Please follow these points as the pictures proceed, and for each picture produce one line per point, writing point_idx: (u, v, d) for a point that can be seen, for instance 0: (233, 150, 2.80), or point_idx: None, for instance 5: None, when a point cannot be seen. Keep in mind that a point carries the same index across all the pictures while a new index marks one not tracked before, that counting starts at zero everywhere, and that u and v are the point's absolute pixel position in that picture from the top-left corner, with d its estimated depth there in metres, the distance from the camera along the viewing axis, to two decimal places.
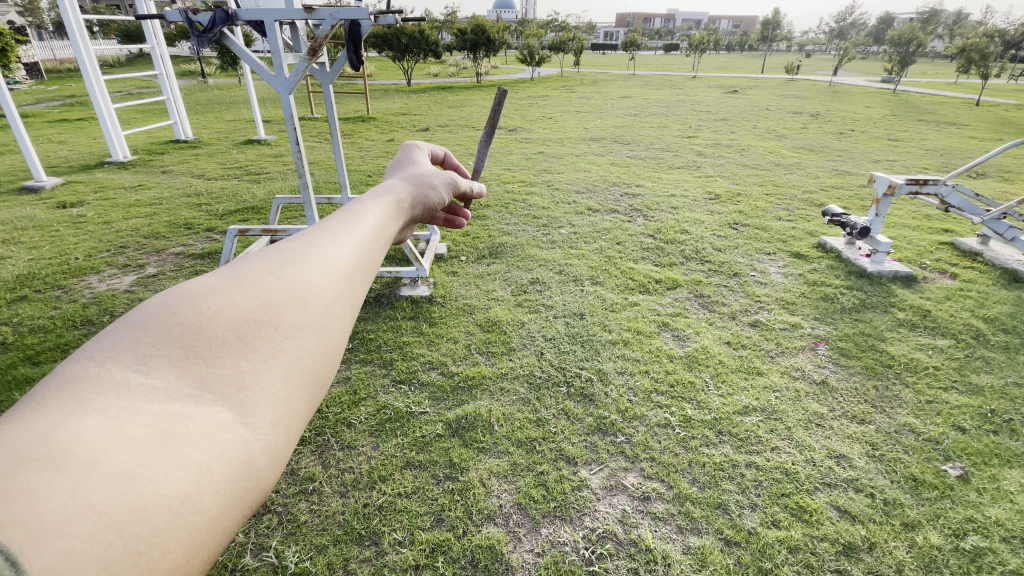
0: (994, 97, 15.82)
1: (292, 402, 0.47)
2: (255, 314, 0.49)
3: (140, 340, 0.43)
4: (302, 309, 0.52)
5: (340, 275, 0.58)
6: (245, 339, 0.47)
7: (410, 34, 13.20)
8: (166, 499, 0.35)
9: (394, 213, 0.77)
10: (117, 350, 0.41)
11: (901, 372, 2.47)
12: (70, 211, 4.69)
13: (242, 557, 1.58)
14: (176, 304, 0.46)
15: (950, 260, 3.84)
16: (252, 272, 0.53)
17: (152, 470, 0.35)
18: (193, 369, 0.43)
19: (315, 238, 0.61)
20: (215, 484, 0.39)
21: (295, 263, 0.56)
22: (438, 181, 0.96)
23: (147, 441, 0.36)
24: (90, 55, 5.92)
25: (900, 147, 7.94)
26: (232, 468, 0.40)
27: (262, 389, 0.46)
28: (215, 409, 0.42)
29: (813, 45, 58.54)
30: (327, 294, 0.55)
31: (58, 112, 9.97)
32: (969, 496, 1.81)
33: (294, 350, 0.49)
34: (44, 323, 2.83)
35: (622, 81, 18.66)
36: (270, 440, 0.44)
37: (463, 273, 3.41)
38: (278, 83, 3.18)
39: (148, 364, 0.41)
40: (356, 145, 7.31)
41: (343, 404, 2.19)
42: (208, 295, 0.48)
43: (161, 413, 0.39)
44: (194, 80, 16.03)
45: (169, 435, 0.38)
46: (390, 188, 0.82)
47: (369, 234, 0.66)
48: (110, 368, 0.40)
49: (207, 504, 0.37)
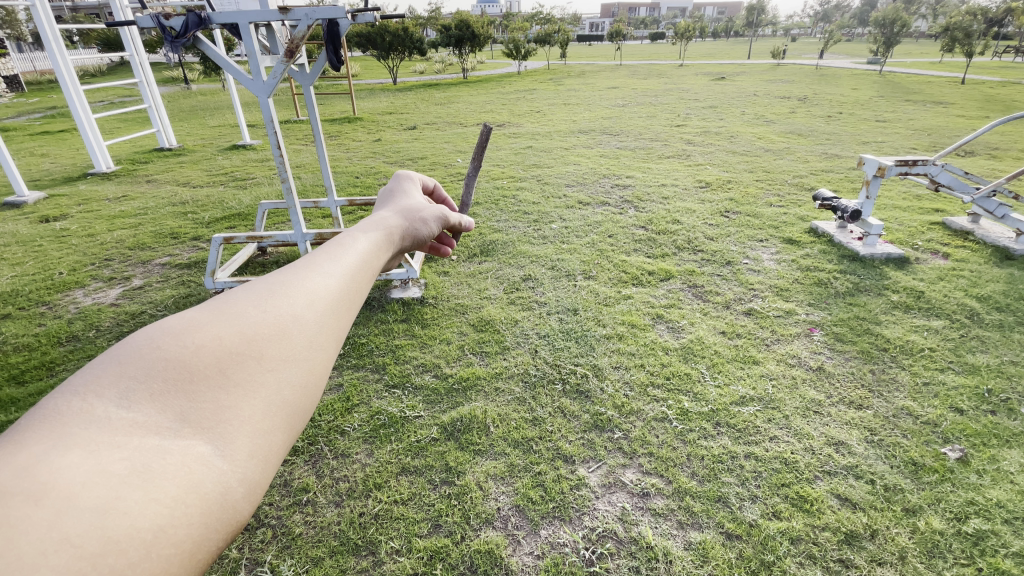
0: (978, 73, 15.85)
1: (271, 434, 0.44)
2: (239, 348, 0.46)
3: (124, 373, 0.40)
4: (287, 341, 0.49)
5: (325, 307, 0.55)
6: (227, 372, 0.44)
7: (394, 32, 13.09)
8: (141, 531, 0.32)
9: (384, 244, 0.73)
10: (100, 383, 0.39)
11: (897, 355, 2.46)
12: (52, 225, 4.62)
13: (236, 573, 1.55)
14: (161, 336, 0.43)
15: (942, 240, 3.83)
16: (237, 304, 0.50)
17: (128, 503, 0.32)
18: (175, 403, 0.40)
19: (302, 270, 0.58)
20: (191, 517, 0.36)
21: (279, 296, 0.53)
22: (429, 215, 0.92)
23: (124, 475, 0.34)
24: (67, 65, 5.81)
25: (888, 128, 7.97)
26: (208, 501, 0.38)
27: (240, 423, 0.43)
28: (193, 443, 0.39)
29: (799, 28, 58.35)
30: (312, 326, 0.52)
31: (40, 125, 9.84)
32: (969, 478, 1.80)
33: (274, 383, 0.46)
34: (29, 341, 2.78)
35: (609, 71, 18.61)
36: (248, 473, 0.41)
37: (454, 272, 3.37)
38: (256, 87, 3.11)
39: (130, 399, 0.39)
40: (343, 146, 7.24)
41: (336, 411, 2.16)
42: (193, 328, 0.45)
43: (140, 447, 0.36)
44: (176, 87, 15.83)
45: (146, 468, 0.35)
46: (379, 221, 0.78)
47: (357, 268, 0.62)
48: (91, 401, 0.37)
49: (181, 536, 0.35)
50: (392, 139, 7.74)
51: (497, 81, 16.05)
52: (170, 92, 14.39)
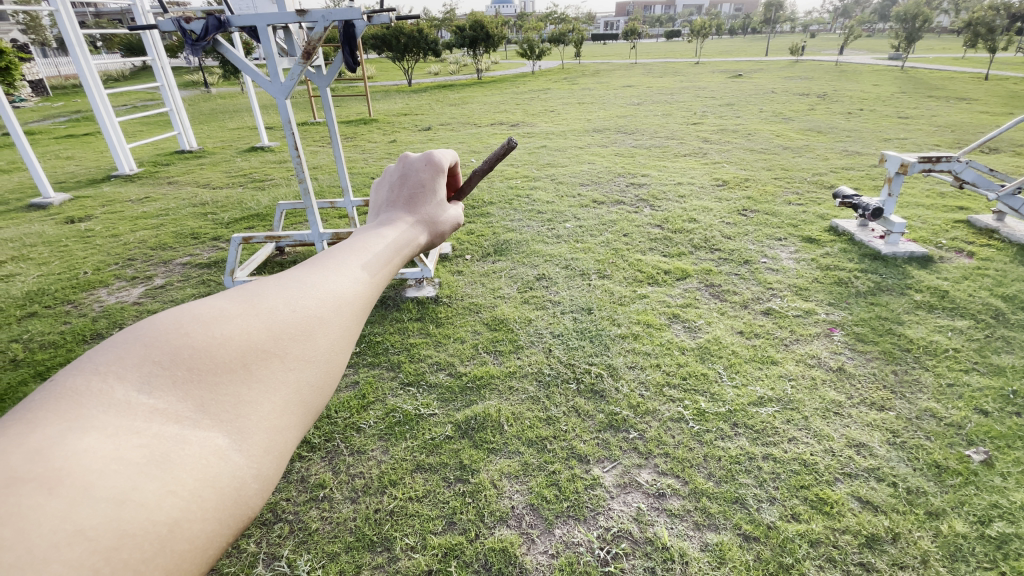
0: (1003, 69, 15.31)
1: (287, 430, 0.45)
2: (264, 344, 0.47)
3: (149, 358, 0.41)
4: (310, 342, 0.50)
5: (350, 312, 0.57)
6: (250, 367, 0.45)
7: (409, 33, 13.17)
8: (157, 524, 0.32)
9: (402, 250, 0.75)
10: (123, 366, 0.39)
11: (920, 355, 2.40)
12: (78, 226, 4.73)
13: (254, 567, 1.57)
14: (188, 323, 0.44)
15: (966, 238, 3.74)
16: (265, 300, 0.51)
17: (144, 495, 0.33)
18: (194, 393, 0.41)
19: (332, 273, 0.60)
20: (205, 511, 0.36)
21: (306, 294, 0.55)
22: (448, 228, 0.96)
23: (141, 464, 0.34)
24: (92, 70, 5.94)
25: (910, 125, 7.79)
26: (223, 495, 0.38)
27: (260, 419, 0.43)
28: (213, 434, 0.39)
29: (818, 24, 58.35)
30: (336, 329, 0.54)
31: (66, 129, 10.10)
32: (995, 481, 1.75)
33: (295, 382, 0.47)
34: (55, 339, 2.85)
35: (624, 70, 18.46)
36: (262, 468, 0.42)
37: (468, 271, 3.38)
38: (274, 89, 3.15)
39: (152, 384, 0.39)
40: (358, 147, 7.31)
41: (352, 408, 2.18)
42: (222, 321, 0.46)
43: (159, 435, 0.37)
44: (196, 90, 16.10)
45: (165, 458, 0.36)
46: (404, 233, 0.80)
47: (379, 276, 0.65)
48: (113, 385, 0.38)
49: (194, 533, 0.35)
50: (407, 139, 7.79)
51: (511, 81, 16.10)
52: (190, 96, 14.64)
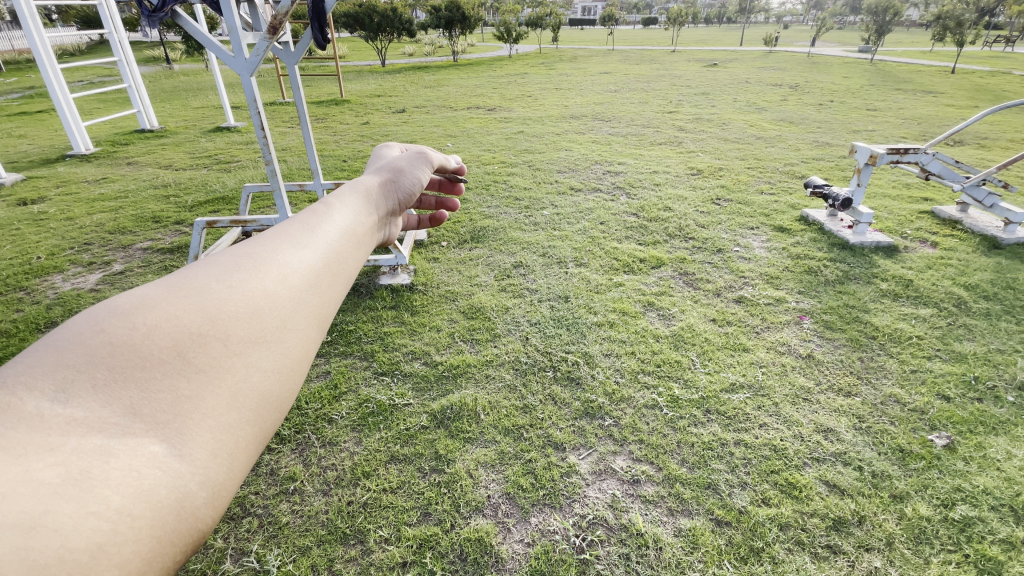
0: (969, 63, 15.68)
1: (237, 429, 0.39)
2: (199, 328, 0.39)
3: (62, 363, 0.33)
4: (258, 321, 0.43)
5: (301, 283, 0.49)
6: (187, 356, 0.38)
7: (382, 12, 12.77)
8: (75, 551, 0.26)
9: (365, 208, 0.68)
10: (33, 373, 0.32)
11: (885, 343, 2.48)
12: (30, 208, 4.48)
13: (221, 563, 1.52)
14: (107, 319, 0.37)
15: (930, 228, 3.86)
16: (198, 280, 0.43)
17: (59, 519, 0.26)
18: (121, 395, 0.34)
19: (270, 241, 0.52)
20: (138, 530, 0.30)
21: (248, 270, 0.46)
22: (410, 170, 0.86)
23: (57, 484, 0.27)
24: (42, 42, 5.60)
25: (878, 117, 7.97)
26: (161, 511, 0.32)
27: (203, 416, 0.37)
28: (145, 440, 0.33)
29: (793, 15, 58.37)
30: (286, 304, 0.46)
31: (17, 105, 9.54)
32: (957, 465, 1.82)
33: (243, 369, 0.40)
34: (5, 327, 2.70)
35: (601, 57, 18.28)
36: (208, 473, 0.36)
37: (445, 258, 3.33)
38: (238, 65, 2.98)
39: (68, 391, 0.32)
40: (329, 130, 7.10)
41: (323, 399, 2.13)
42: (148, 307, 0.38)
43: (79, 449, 0.30)
44: (157, 66, 15.37)
45: (85, 475, 0.29)
46: (354, 188, 0.72)
47: (325, 235, 0.56)
48: (22, 397, 0.30)
49: (126, 555, 0.29)
50: (381, 122, 7.60)
51: (488, 65, 15.80)
52: (151, 72, 13.97)
